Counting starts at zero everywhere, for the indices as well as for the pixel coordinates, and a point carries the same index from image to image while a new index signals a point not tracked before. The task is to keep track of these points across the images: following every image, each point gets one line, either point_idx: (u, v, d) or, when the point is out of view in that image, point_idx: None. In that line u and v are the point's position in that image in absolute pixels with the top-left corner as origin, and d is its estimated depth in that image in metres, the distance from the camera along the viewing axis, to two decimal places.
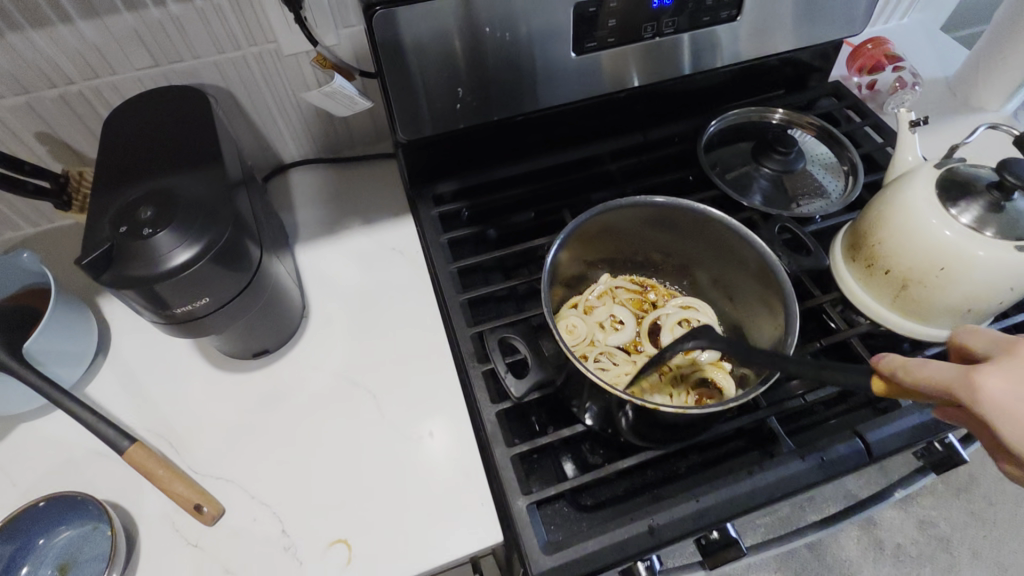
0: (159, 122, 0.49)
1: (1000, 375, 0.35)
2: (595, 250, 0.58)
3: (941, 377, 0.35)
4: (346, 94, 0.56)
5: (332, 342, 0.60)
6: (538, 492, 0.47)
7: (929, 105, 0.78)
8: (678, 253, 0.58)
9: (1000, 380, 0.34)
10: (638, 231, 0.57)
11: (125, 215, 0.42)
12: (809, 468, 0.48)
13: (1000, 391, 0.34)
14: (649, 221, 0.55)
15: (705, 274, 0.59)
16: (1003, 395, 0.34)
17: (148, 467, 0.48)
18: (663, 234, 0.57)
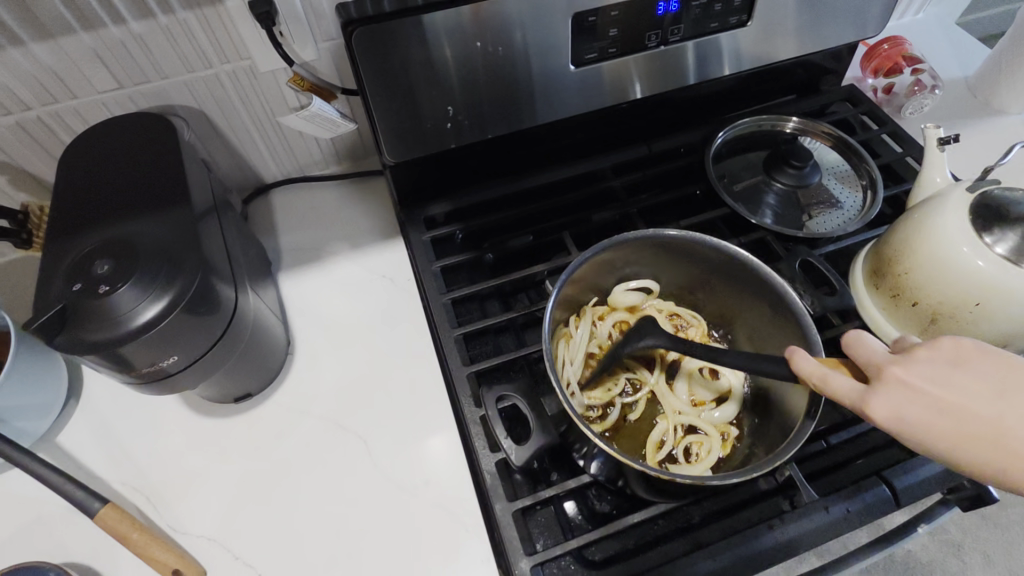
0: (119, 162, 0.46)
1: (884, 400, 0.33)
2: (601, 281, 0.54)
3: (847, 393, 0.35)
4: (325, 117, 0.54)
5: (320, 382, 0.56)
6: (543, 553, 0.44)
7: (947, 108, 0.73)
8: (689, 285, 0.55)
9: (902, 405, 0.33)
10: (647, 261, 0.53)
11: (79, 273, 0.39)
12: (833, 520, 0.45)
13: (909, 414, 0.33)
14: (660, 252, 0.52)
15: (717, 309, 0.55)
16: (907, 417, 0.33)
17: (121, 530, 0.45)
18: (674, 264, 0.53)
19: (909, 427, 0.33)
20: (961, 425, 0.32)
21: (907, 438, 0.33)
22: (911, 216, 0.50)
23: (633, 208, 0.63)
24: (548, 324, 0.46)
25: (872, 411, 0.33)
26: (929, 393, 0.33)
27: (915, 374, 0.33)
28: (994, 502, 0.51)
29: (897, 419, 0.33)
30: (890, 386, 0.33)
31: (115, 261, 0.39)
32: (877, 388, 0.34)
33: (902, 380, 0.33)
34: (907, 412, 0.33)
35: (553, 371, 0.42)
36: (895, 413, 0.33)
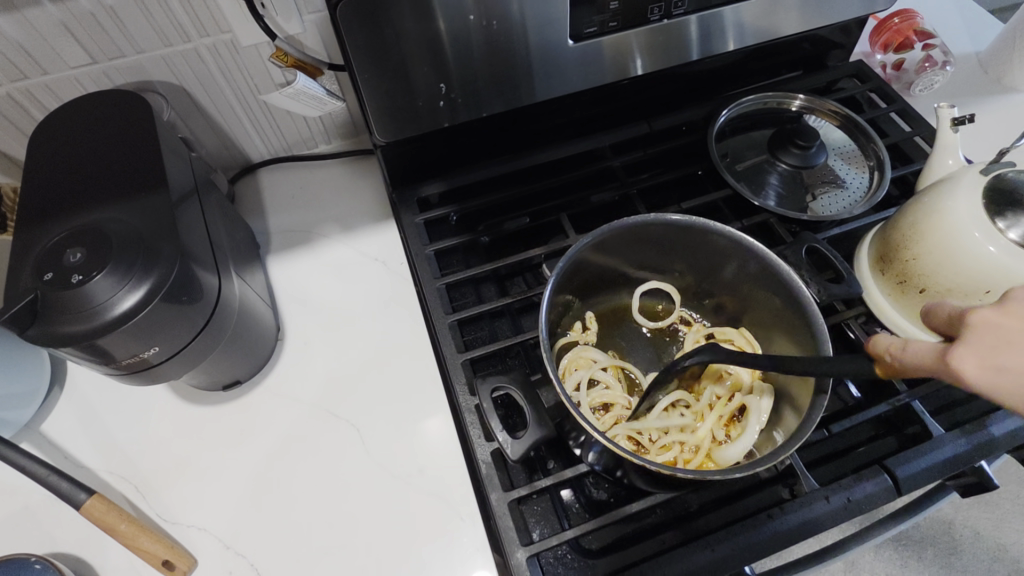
0: (93, 143, 0.43)
1: (969, 349, 0.27)
2: (599, 273, 0.52)
3: (923, 355, 0.28)
4: (312, 94, 0.52)
5: (311, 369, 0.55)
6: (539, 543, 0.43)
7: (958, 85, 0.71)
8: (692, 276, 0.53)
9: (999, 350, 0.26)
10: (647, 251, 0.51)
11: (49, 262, 0.37)
12: (834, 509, 0.45)
13: (1005, 357, 0.26)
14: (660, 241, 0.50)
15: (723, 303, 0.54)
16: (1015, 364, 0.25)
17: (109, 522, 0.44)
18: (675, 254, 0.51)
19: (1010, 375, 0.25)
20: None
21: (1002, 396, 0.26)
22: (921, 200, 0.48)
23: (632, 189, 0.61)
24: (545, 313, 0.44)
25: (956, 366, 0.27)
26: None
27: (1018, 317, 0.26)
28: (994, 488, 0.50)
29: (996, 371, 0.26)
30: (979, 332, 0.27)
31: (89, 249, 0.37)
32: (965, 338, 0.27)
33: (983, 324, 0.27)
34: (1002, 359, 0.26)
35: (551, 361, 0.41)
36: (988, 361, 0.26)
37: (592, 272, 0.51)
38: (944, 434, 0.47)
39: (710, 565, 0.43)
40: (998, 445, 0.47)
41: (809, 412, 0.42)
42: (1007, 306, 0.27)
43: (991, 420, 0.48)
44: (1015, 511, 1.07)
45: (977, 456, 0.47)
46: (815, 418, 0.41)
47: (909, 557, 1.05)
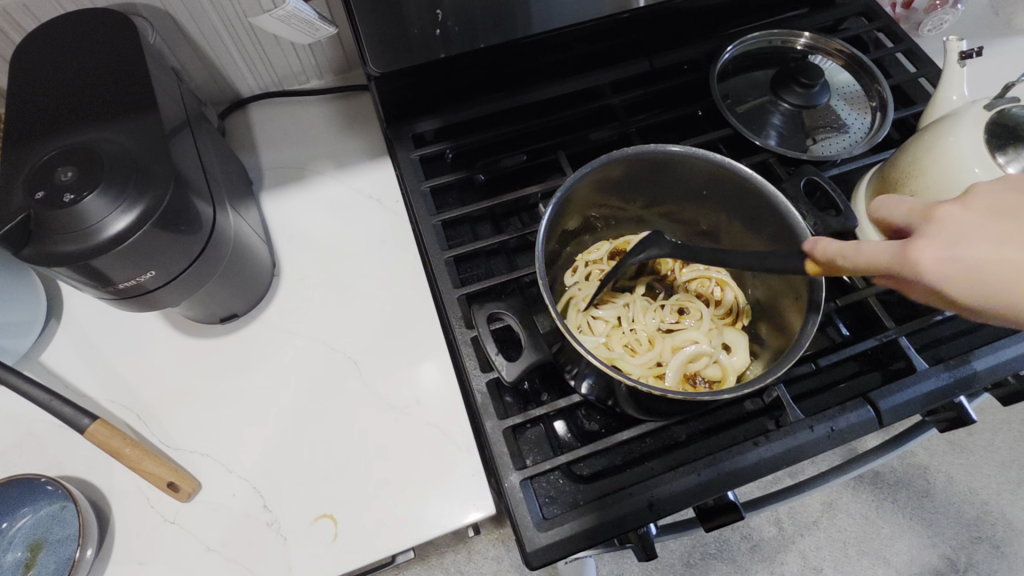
0: (77, 64, 0.42)
1: (928, 245, 0.33)
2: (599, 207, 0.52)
3: (871, 256, 0.34)
4: (302, 18, 0.49)
5: (307, 304, 0.55)
6: (532, 467, 0.45)
7: (966, 27, 0.69)
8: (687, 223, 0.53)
9: (956, 242, 0.32)
10: (658, 184, 0.51)
11: (40, 182, 0.37)
12: (817, 438, 0.46)
13: (959, 250, 0.32)
14: (670, 172, 0.49)
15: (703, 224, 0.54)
16: (965, 255, 0.32)
17: (112, 445, 0.45)
18: (686, 190, 0.51)
19: (961, 267, 0.32)
20: (1011, 265, 0.31)
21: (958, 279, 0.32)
22: (922, 136, 0.48)
23: (631, 127, 0.60)
24: (542, 243, 0.44)
25: (919, 259, 0.33)
26: (982, 228, 0.32)
27: (971, 214, 0.33)
28: (971, 423, 0.51)
29: (950, 260, 0.32)
30: (940, 226, 0.33)
31: (79, 168, 0.37)
32: (930, 229, 0.33)
33: (958, 218, 0.33)
34: (957, 250, 0.32)
35: (547, 290, 0.42)
36: (943, 252, 0.32)
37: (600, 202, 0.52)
38: (927, 368, 0.48)
39: (694, 488, 0.45)
40: (978, 379, 0.49)
41: (799, 339, 0.43)
42: (964, 201, 0.34)
43: (973, 356, 0.49)
44: (987, 456, 1.12)
45: (957, 390, 0.48)
46: (803, 344, 0.42)
47: (884, 498, 1.09)
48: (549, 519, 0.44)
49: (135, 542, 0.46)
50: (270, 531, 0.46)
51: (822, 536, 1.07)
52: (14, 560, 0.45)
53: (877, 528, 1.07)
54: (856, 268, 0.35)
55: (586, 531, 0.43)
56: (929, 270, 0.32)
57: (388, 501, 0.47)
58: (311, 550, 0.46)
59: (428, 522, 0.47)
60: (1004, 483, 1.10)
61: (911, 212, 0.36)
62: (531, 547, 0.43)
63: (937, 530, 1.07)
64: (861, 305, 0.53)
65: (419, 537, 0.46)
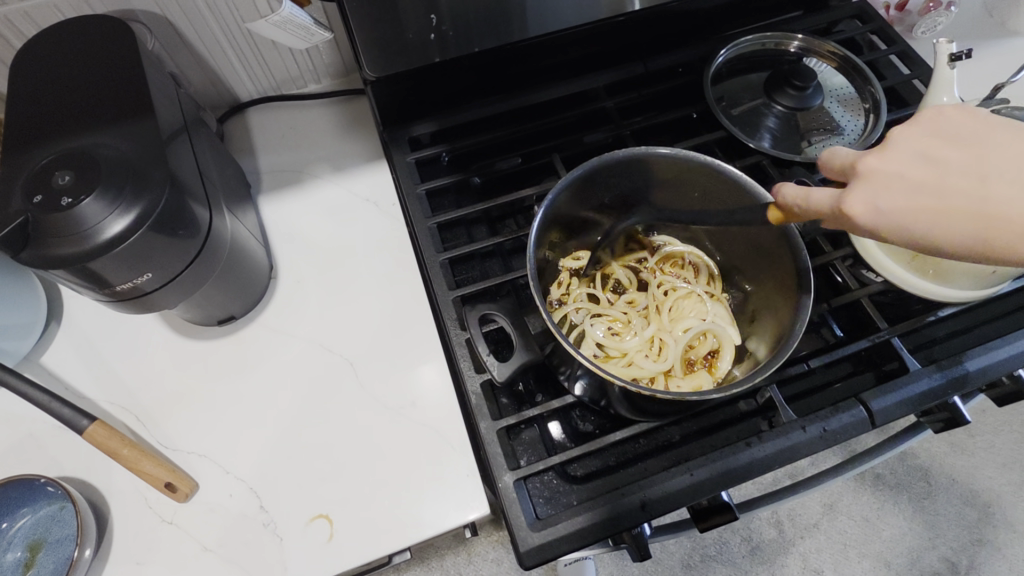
0: (76, 70, 0.43)
1: (858, 195, 0.31)
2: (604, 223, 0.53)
3: (823, 202, 0.33)
4: (298, 23, 0.50)
5: (304, 306, 0.56)
6: (526, 468, 0.45)
7: (960, 29, 0.70)
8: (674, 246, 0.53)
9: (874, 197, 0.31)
10: (653, 189, 0.51)
11: (38, 186, 0.37)
12: (809, 438, 0.47)
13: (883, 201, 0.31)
14: (662, 177, 0.50)
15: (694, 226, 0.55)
16: (885, 205, 0.31)
17: (111, 446, 0.45)
18: (679, 193, 0.52)
19: (887, 216, 0.31)
20: (942, 205, 0.30)
21: (889, 228, 0.31)
22: None
23: (626, 130, 0.61)
24: (534, 244, 0.44)
25: (850, 209, 0.31)
26: (903, 177, 0.31)
27: (891, 162, 0.31)
28: (965, 424, 0.52)
29: (879, 208, 0.31)
30: (869, 179, 0.31)
31: (77, 173, 0.37)
32: (855, 184, 0.32)
33: (880, 170, 0.31)
34: (883, 201, 0.31)
35: (537, 291, 0.42)
36: (871, 201, 0.31)
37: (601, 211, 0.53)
38: (920, 368, 0.49)
39: (687, 488, 0.45)
40: (970, 380, 0.49)
41: (788, 340, 0.43)
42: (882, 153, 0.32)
43: (966, 356, 0.49)
44: (988, 458, 1.11)
45: (950, 391, 0.49)
46: (792, 344, 0.43)
47: (884, 500, 1.09)
48: (542, 519, 0.44)
49: (132, 542, 0.46)
50: (266, 531, 0.47)
51: (822, 538, 1.07)
52: (14, 559, 0.46)
53: (877, 530, 1.07)
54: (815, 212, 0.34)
55: (579, 531, 0.44)
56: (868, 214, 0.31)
57: (383, 502, 0.48)
58: (306, 550, 0.46)
59: (423, 522, 0.47)
60: (1005, 485, 1.10)
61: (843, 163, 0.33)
62: (524, 547, 0.43)
63: (937, 532, 1.07)
64: (854, 306, 0.53)
65: (414, 537, 0.47)
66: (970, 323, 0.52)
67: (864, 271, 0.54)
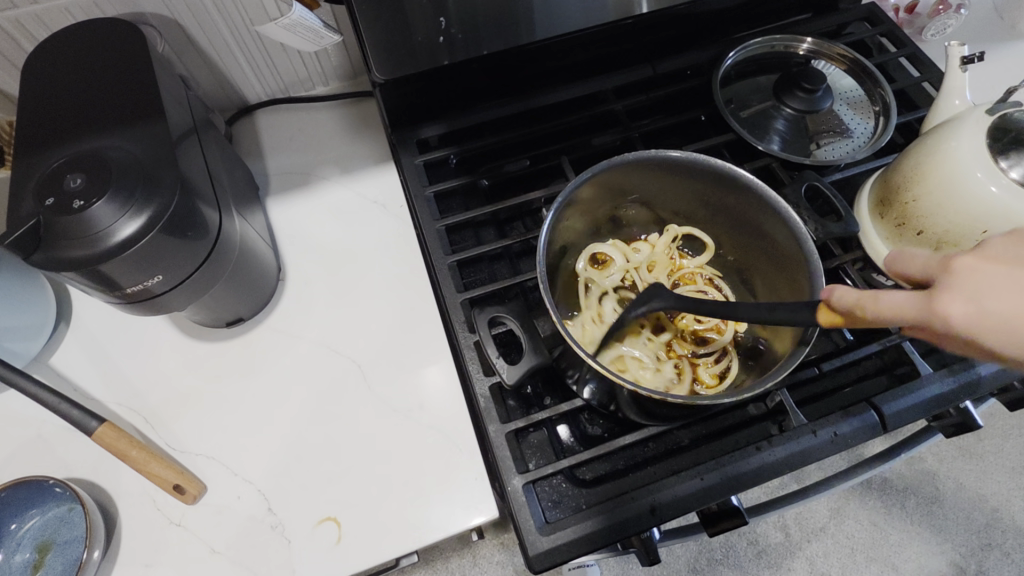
0: (86, 73, 0.43)
1: (952, 295, 0.28)
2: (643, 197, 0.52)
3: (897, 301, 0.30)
4: (308, 26, 0.50)
5: (312, 308, 0.56)
6: (535, 471, 0.45)
7: (970, 31, 0.69)
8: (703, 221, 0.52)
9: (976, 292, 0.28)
10: (700, 202, 0.51)
11: (50, 188, 0.37)
12: (820, 443, 0.46)
13: (989, 301, 0.27)
14: (694, 183, 0.50)
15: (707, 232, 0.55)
16: (988, 306, 0.27)
17: (120, 447, 0.46)
18: (697, 195, 0.51)
19: (988, 318, 0.27)
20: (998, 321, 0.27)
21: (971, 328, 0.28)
22: (924, 142, 0.48)
23: (635, 132, 0.61)
24: (543, 246, 0.44)
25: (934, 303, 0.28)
26: (990, 272, 0.28)
27: (988, 260, 0.28)
28: (977, 428, 0.51)
29: (978, 310, 0.27)
30: (957, 277, 0.29)
31: (89, 175, 0.37)
32: (944, 283, 0.29)
33: (969, 264, 0.29)
34: (988, 301, 0.27)
35: (546, 295, 0.42)
36: (970, 304, 0.28)
37: (659, 198, 0.52)
38: (932, 373, 0.48)
39: (697, 492, 0.45)
40: (983, 385, 0.49)
41: (797, 344, 0.43)
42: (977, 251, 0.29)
43: (978, 361, 0.49)
44: (996, 463, 1.10)
45: (961, 396, 0.48)
46: (802, 347, 0.42)
47: (892, 504, 1.08)
48: (552, 523, 0.44)
49: (141, 544, 0.46)
50: (275, 534, 0.47)
51: (829, 543, 1.06)
52: (22, 561, 0.46)
53: (885, 535, 1.06)
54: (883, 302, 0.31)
55: (588, 535, 0.43)
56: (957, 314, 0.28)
57: (391, 506, 0.48)
58: (315, 553, 0.46)
59: (430, 526, 0.47)
60: (1014, 490, 1.09)
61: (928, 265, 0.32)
62: (533, 551, 0.43)
63: (946, 537, 1.06)
64: (865, 310, 0.53)
65: (421, 542, 0.47)
66: None
67: (874, 275, 0.53)
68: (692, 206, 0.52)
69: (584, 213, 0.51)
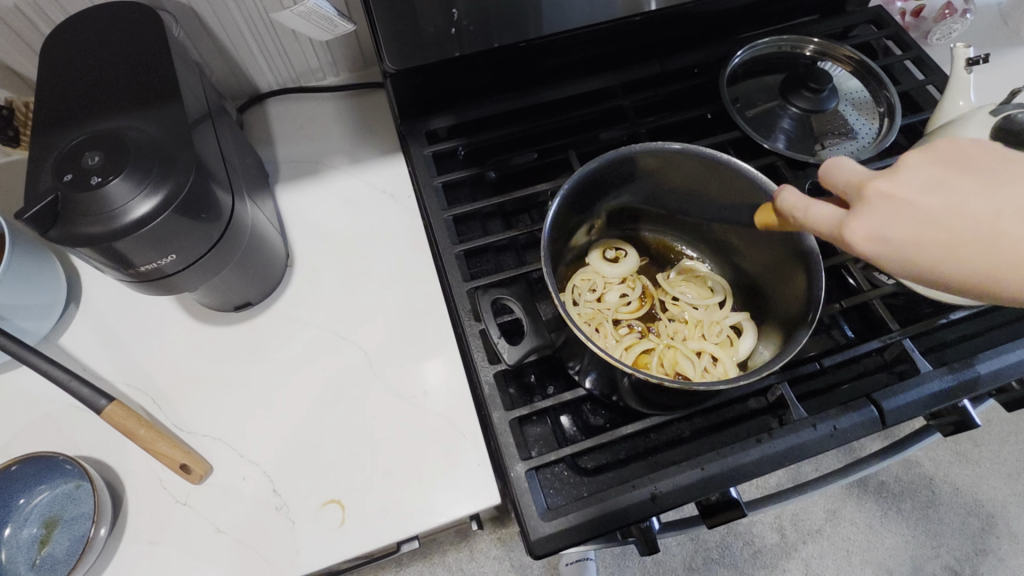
0: (104, 55, 0.43)
1: (863, 220, 0.32)
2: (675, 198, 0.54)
3: (827, 220, 0.33)
4: (322, 14, 0.51)
5: (319, 295, 0.57)
6: (537, 458, 0.45)
7: (975, 37, 0.70)
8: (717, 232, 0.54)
9: (880, 223, 0.31)
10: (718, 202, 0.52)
11: (69, 166, 0.38)
12: (820, 436, 0.47)
13: (887, 230, 0.31)
14: (703, 184, 0.51)
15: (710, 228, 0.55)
16: (886, 232, 0.31)
17: (129, 426, 0.46)
18: (702, 193, 0.52)
19: (890, 245, 0.31)
20: (930, 235, 0.31)
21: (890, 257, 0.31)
22: (928, 142, 0.49)
23: (641, 128, 0.61)
24: (548, 233, 0.45)
25: (850, 235, 0.32)
26: (916, 204, 0.31)
27: (904, 188, 0.32)
28: (975, 427, 0.52)
29: (880, 237, 0.31)
30: (870, 204, 0.32)
31: (106, 153, 0.38)
32: (857, 210, 0.32)
33: (884, 193, 0.32)
34: (887, 229, 0.31)
35: (548, 278, 0.42)
36: (873, 231, 0.31)
37: (710, 199, 0.52)
38: (932, 370, 0.49)
39: (697, 482, 0.45)
40: (982, 383, 0.49)
41: (795, 337, 0.44)
42: (894, 174, 0.32)
43: (976, 359, 0.50)
44: (993, 468, 1.11)
45: (961, 394, 0.49)
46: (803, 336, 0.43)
47: (888, 507, 1.09)
48: (553, 509, 0.45)
49: (146, 523, 0.47)
50: (279, 515, 0.47)
51: (825, 544, 1.07)
52: (29, 536, 0.46)
53: (881, 538, 1.07)
54: (809, 228, 0.34)
55: (589, 522, 0.44)
56: (858, 250, 0.32)
57: (394, 490, 0.48)
58: (319, 534, 0.47)
59: (433, 510, 0.47)
60: (1010, 495, 1.10)
61: (848, 178, 0.33)
62: (534, 536, 0.44)
63: (942, 541, 1.07)
64: (866, 308, 0.54)
65: (424, 525, 0.47)
66: (981, 327, 0.52)
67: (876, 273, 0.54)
68: (717, 209, 0.53)
69: (590, 204, 0.52)
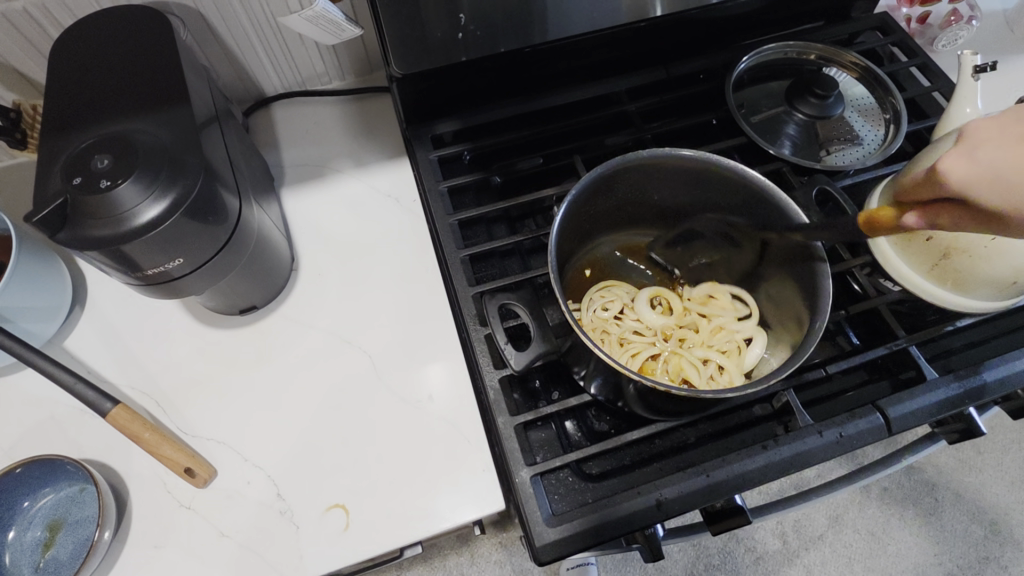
0: (113, 59, 0.43)
1: (954, 155, 0.36)
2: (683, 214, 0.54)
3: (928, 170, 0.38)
4: (330, 18, 0.51)
5: (324, 299, 0.57)
6: (542, 464, 0.45)
7: (980, 44, 0.70)
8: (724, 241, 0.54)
9: (971, 152, 0.35)
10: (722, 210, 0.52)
11: (77, 169, 0.38)
12: (825, 444, 0.47)
13: (979, 158, 0.35)
14: (706, 190, 0.51)
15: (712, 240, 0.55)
16: (982, 159, 0.35)
17: (133, 429, 0.46)
18: (707, 202, 0.52)
19: (978, 171, 0.35)
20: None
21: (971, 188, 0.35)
22: (935, 148, 0.49)
23: (647, 133, 0.61)
24: (553, 238, 0.45)
25: (942, 167, 0.37)
26: (1007, 135, 0.34)
27: (1000, 122, 0.35)
28: (981, 435, 0.52)
29: (969, 161, 0.35)
30: (969, 139, 0.36)
31: (115, 157, 0.38)
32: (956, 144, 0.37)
33: (980, 131, 0.35)
34: (978, 156, 0.35)
35: (553, 282, 0.42)
36: (964, 158, 0.35)
37: (715, 207, 0.52)
38: (938, 377, 0.49)
39: (702, 489, 0.45)
40: (988, 391, 0.49)
41: (801, 348, 0.44)
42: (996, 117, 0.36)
43: (983, 367, 0.50)
44: (996, 475, 1.11)
45: (967, 402, 0.49)
46: (810, 344, 0.43)
47: (891, 513, 1.09)
48: (558, 515, 0.44)
49: (150, 526, 0.47)
50: (283, 520, 0.47)
51: (827, 551, 1.06)
52: (33, 539, 0.46)
53: (883, 544, 1.07)
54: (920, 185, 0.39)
55: (594, 528, 0.44)
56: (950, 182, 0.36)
57: (399, 495, 0.48)
58: (322, 539, 0.47)
59: (437, 516, 0.47)
60: (1013, 503, 1.09)
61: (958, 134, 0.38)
62: (539, 542, 0.43)
63: (944, 548, 1.06)
64: (872, 315, 0.54)
65: (429, 531, 0.47)
66: (987, 335, 0.52)
67: (883, 280, 0.54)
68: (722, 220, 0.53)
69: (597, 208, 0.52)
